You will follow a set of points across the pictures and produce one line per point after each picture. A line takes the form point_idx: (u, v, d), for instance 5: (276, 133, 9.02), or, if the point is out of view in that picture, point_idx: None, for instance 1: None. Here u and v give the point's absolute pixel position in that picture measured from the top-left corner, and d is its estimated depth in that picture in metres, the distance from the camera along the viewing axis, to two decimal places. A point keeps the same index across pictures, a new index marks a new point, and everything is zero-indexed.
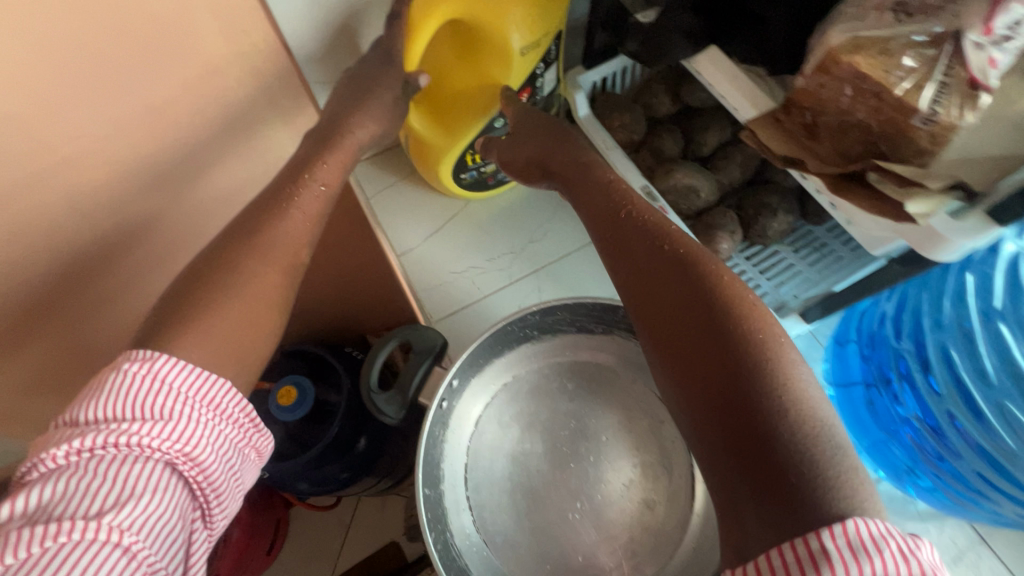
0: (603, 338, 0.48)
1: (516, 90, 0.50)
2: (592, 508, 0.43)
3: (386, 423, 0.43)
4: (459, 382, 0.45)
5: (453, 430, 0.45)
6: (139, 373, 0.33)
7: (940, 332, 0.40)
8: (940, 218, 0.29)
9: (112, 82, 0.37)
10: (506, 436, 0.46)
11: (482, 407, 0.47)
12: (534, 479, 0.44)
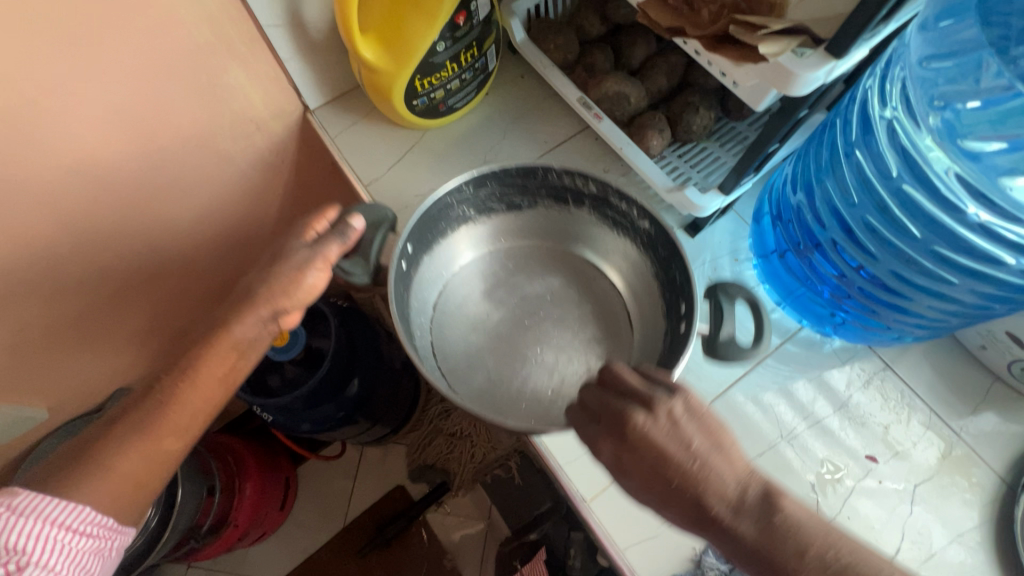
0: (529, 214, 0.60)
1: (451, 13, 0.56)
2: (542, 335, 0.55)
3: (355, 283, 0.54)
4: (417, 252, 0.55)
5: (421, 302, 0.57)
6: (19, 510, 0.38)
7: (821, 176, 0.48)
8: (788, 57, 0.36)
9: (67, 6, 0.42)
10: (464, 307, 0.58)
11: (440, 289, 0.59)
12: (493, 333, 0.56)
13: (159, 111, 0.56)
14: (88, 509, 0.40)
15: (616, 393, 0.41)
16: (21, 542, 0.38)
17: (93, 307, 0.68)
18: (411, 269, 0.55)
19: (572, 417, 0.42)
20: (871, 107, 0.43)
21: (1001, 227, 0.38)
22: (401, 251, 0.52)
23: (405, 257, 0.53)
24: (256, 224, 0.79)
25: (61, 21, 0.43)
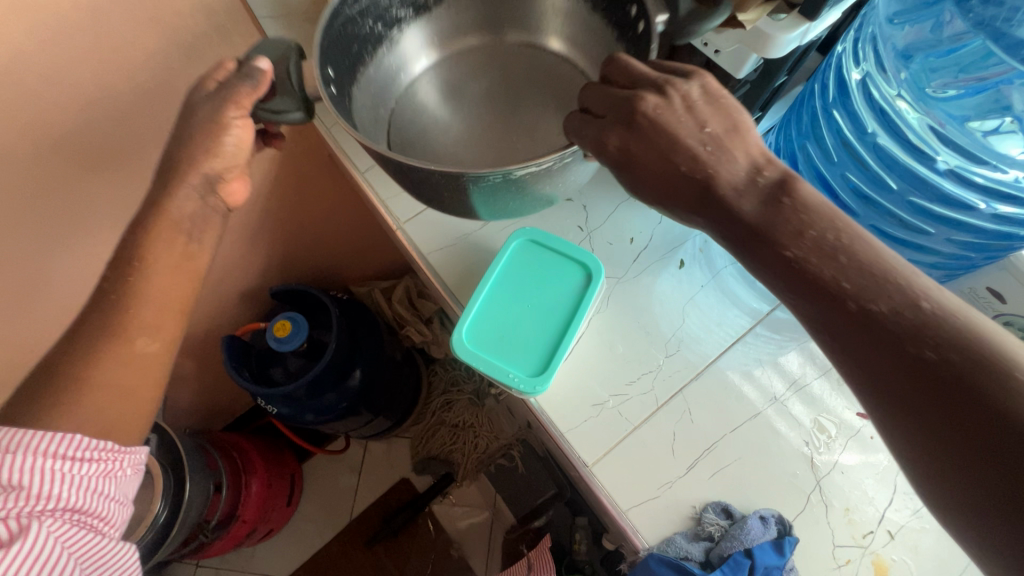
0: (440, 13, 0.58)
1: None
2: (493, 116, 0.55)
3: (298, 121, 0.44)
4: (338, 77, 0.49)
5: (379, 131, 0.55)
6: (9, 448, 0.39)
7: (802, 141, 0.50)
8: (763, 22, 0.38)
9: None
10: (429, 128, 0.56)
11: (396, 118, 0.57)
12: (466, 137, 0.54)
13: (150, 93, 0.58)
14: (79, 436, 0.41)
15: (622, 85, 0.36)
16: (19, 476, 0.38)
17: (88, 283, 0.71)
18: (346, 93, 0.50)
19: (573, 125, 0.36)
20: (845, 68, 0.45)
21: (970, 170, 0.41)
22: (323, 73, 0.45)
23: (330, 84, 0.47)
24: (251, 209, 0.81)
25: None
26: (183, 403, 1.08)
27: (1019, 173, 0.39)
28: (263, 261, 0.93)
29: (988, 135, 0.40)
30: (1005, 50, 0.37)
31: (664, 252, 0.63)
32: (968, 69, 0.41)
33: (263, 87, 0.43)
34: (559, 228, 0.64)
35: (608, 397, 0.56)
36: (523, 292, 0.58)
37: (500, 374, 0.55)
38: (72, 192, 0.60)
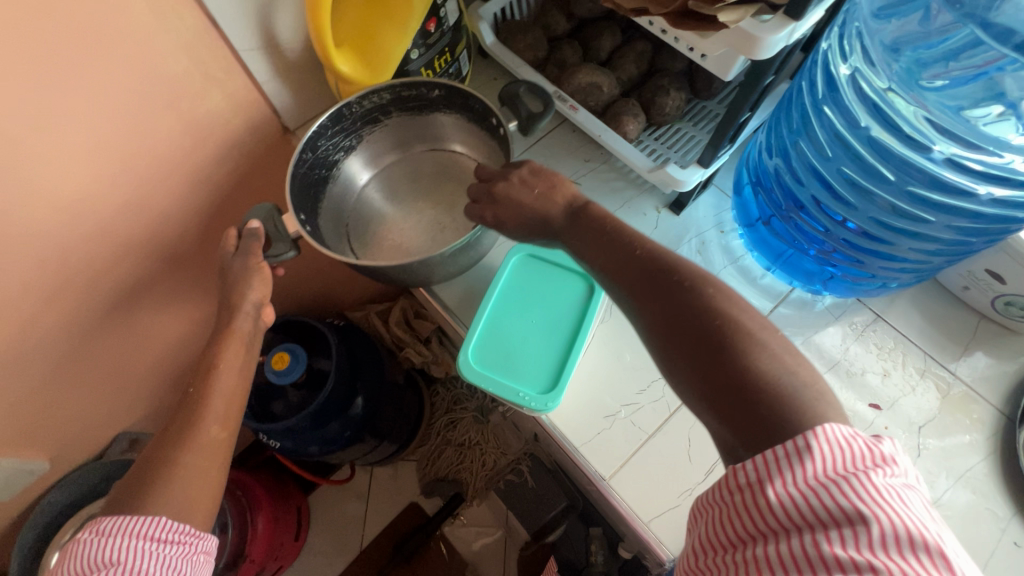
0: (365, 146, 0.66)
1: (422, 22, 0.57)
2: (431, 218, 0.65)
3: (296, 254, 0.54)
4: (309, 219, 0.60)
5: (344, 249, 0.64)
6: (109, 530, 0.41)
7: (792, 138, 0.50)
8: (749, 23, 0.38)
9: (33, 32, 0.44)
10: (386, 230, 0.65)
11: (355, 228, 0.65)
12: (417, 232, 0.64)
13: (130, 132, 0.56)
14: (165, 518, 0.42)
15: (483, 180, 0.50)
16: (113, 556, 0.40)
17: (79, 329, 0.69)
18: (317, 229, 0.61)
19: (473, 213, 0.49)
20: (832, 63, 0.45)
21: (966, 158, 0.41)
22: (298, 219, 0.56)
23: (304, 224, 0.58)
24: None
25: (25, 45, 0.44)
26: None
27: (1015, 157, 0.39)
28: None
29: (979, 123, 0.40)
30: (994, 38, 0.38)
31: None
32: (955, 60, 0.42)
33: (260, 239, 0.53)
34: None
35: (619, 407, 0.56)
36: (527, 309, 0.58)
37: (508, 393, 0.54)
38: (60, 243, 0.58)
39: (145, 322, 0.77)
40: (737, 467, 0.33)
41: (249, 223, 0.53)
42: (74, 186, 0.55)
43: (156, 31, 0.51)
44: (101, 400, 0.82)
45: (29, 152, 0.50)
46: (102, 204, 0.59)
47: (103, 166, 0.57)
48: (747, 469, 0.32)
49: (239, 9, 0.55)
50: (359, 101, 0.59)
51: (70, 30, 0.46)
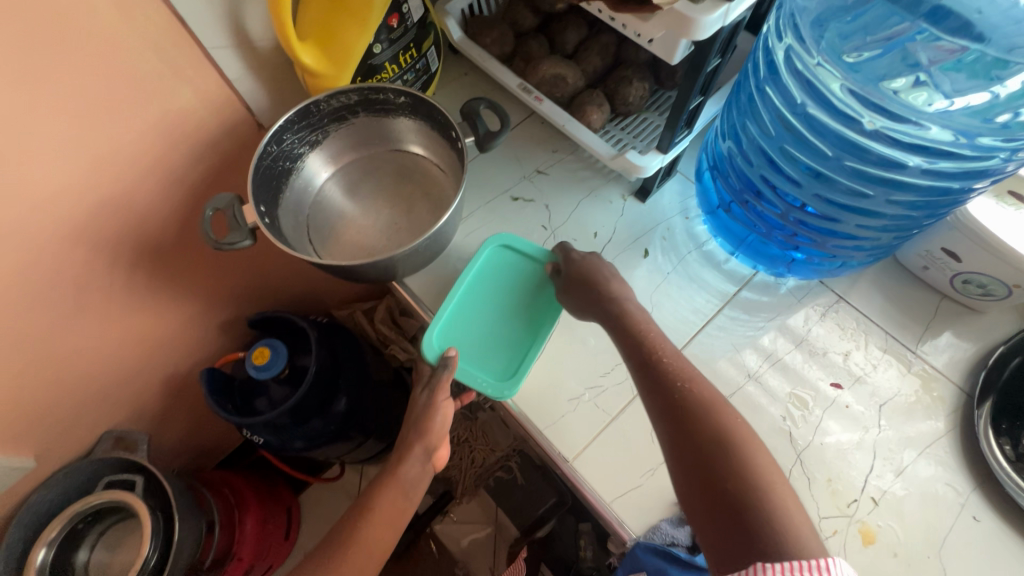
0: (328, 142, 0.67)
1: (384, 16, 0.58)
2: (388, 217, 0.66)
3: (248, 246, 0.57)
4: (269, 211, 0.61)
5: (303, 240, 0.65)
6: None
7: (740, 120, 0.52)
8: (683, 4, 0.39)
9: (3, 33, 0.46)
10: (344, 227, 0.66)
11: (313, 222, 0.67)
12: (374, 232, 0.66)
13: (103, 133, 0.58)
14: None
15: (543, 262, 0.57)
16: None
17: (59, 327, 0.70)
18: (275, 222, 0.61)
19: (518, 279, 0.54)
20: (771, 45, 0.46)
21: (897, 130, 0.41)
22: (257, 210, 0.58)
23: (264, 217, 0.59)
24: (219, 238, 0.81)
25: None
26: (171, 440, 1.06)
27: (939, 128, 0.40)
28: (238, 291, 0.92)
29: (898, 93, 0.42)
30: (908, 7, 0.42)
31: (629, 242, 0.64)
32: (872, 32, 0.44)
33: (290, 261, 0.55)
34: (525, 229, 0.65)
35: (584, 390, 0.57)
36: (492, 298, 0.59)
37: (468, 378, 0.56)
38: (35, 241, 0.60)
39: (125, 319, 0.78)
40: (759, 562, 0.37)
41: (211, 208, 0.56)
42: (46, 185, 0.57)
43: (125, 32, 0.53)
44: (86, 399, 0.84)
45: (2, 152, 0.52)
46: (77, 202, 0.61)
47: (77, 165, 0.58)
48: (775, 570, 0.36)
49: (206, 8, 0.57)
50: (325, 98, 0.61)
51: (38, 31, 0.47)
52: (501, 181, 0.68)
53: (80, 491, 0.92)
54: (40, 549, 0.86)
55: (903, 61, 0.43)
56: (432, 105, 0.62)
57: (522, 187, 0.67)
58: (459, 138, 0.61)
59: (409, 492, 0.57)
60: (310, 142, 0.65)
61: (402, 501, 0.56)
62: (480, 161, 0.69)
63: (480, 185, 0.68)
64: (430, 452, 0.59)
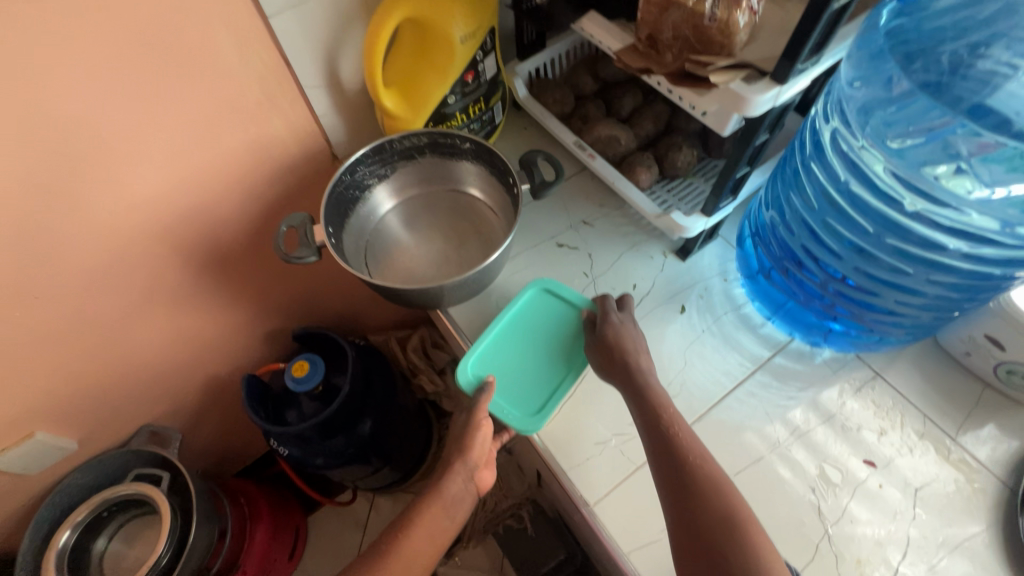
0: (395, 176, 0.73)
1: (461, 72, 0.65)
2: (441, 250, 0.71)
3: (314, 261, 0.62)
4: (335, 232, 0.67)
5: (360, 262, 0.70)
6: None
7: (785, 191, 0.55)
8: (737, 84, 0.43)
9: (144, 59, 0.54)
10: (399, 255, 0.71)
11: (371, 247, 0.72)
12: (427, 262, 0.70)
13: (202, 148, 0.66)
14: None
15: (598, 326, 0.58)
16: None
17: (127, 317, 0.76)
18: (339, 242, 0.67)
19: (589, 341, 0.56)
20: (818, 126, 0.49)
21: (938, 213, 0.43)
22: (325, 231, 0.64)
23: (331, 236, 0.65)
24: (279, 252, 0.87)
25: (136, 69, 0.54)
26: (199, 441, 1.09)
27: (977, 214, 0.42)
28: (287, 305, 0.98)
29: (938, 178, 0.42)
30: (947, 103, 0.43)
31: (666, 297, 0.66)
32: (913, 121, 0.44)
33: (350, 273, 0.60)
34: (567, 275, 0.68)
35: (611, 436, 0.58)
36: (529, 336, 0.62)
37: (498, 410, 0.58)
38: (125, 235, 0.67)
39: (185, 317, 0.84)
40: None
41: (286, 223, 0.62)
42: (145, 187, 0.64)
43: (238, 67, 0.61)
44: (134, 390, 0.89)
45: (118, 155, 0.60)
46: (167, 205, 0.68)
47: (175, 173, 0.66)
48: None
49: (310, 53, 0.65)
50: (400, 138, 0.68)
51: (172, 60, 0.56)
52: (549, 228, 0.72)
53: (110, 478, 0.95)
54: (65, 531, 0.89)
55: (943, 149, 0.42)
56: (494, 152, 0.68)
57: (569, 235, 0.71)
58: (516, 185, 0.66)
59: (452, 510, 0.57)
60: (379, 175, 0.72)
61: (444, 518, 0.57)
62: (531, 207, 0.74)
63: (529, 230, 0.72)
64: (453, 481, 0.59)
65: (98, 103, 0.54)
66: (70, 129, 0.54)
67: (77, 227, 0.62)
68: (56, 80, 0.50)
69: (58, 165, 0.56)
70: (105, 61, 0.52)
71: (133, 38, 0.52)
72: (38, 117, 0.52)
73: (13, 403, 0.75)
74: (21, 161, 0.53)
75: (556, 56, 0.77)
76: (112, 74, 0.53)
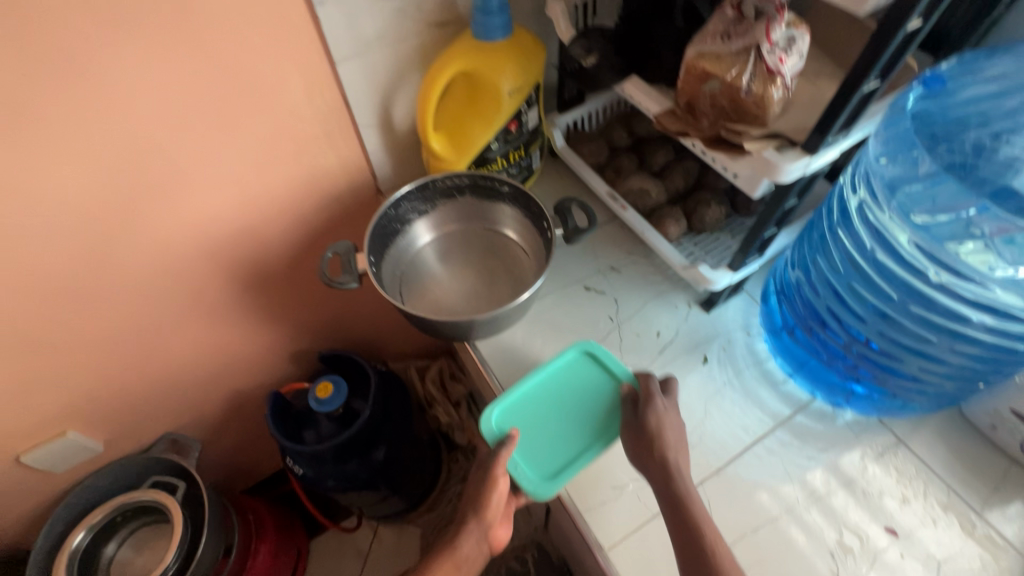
0: (434, 212, 0.77)
1: (505, 121, 0.70)
2: (472, 285, 0.74)
3: (353, 287, 0.65)
4: (375, 261, 0.71)
5: (395, 291, 0.73)
6: None
7: (812, 253, 0.57)
8: (770, 152, 0.46)
9: (222, 94, 0.60)
10: (432, 286, 0.74)
11: (406, 277, 0.75)
12: (459, 296, 0.73)
13: (260, 175, 0.71)
14: None
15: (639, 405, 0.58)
16: None
17: (168, 326, 0.80)
18: (378, 271, 0.70)
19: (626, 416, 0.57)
20: (846, 195, 0.52)
21: (961, 287, 0.45)
22: (366, 260, 0.67)
23: (372, 265, 0.68)
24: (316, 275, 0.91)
25: (214, 103, 0.60)
26: (215, 454, 1.11)
27: (999, 290, 0.43)
28: (317, 327, 1.02)
29: (963, 254, 0.43)
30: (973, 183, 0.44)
31: (689, 347, 0.68)
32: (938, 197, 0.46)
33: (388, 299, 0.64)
34: (592, 318, 0.70)
35: (628, 482, 0.58)
36: (560, 400, 0.62)
37: (512, 465, 0.58)
38: (179, 248, 0.72)
39: (220, 331, 0.88)
40: None
41: (331, 250, 0.66)
42: (205, 207, 0.69)
43: (302, 104, 0.67)
44: (164, 397, 0.92)
45: (186, 176, 0.65)
46: (221, 224, 0.73)
47: (232, 196, 0.71)
48: None
49: (368, 96, 0.71)
50: (443, 177, 0.72)
51: (246, 96, 0.62)
52: (577, 271, 0.75)
53: (127, 483, 0.97)
54: (80, 530, 0.90)
55: (966, 227, 0.44)
56: (530, 196, 0.71)
57: (596, 280, 0.74)
58: (549, 229, 0.70)
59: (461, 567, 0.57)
60: (420, 210, 0.76)
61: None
62: (561, 250, 0.77)
63: (559, 272, 0.75)
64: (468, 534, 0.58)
65: (177, 130, 0.60)
66: (149, 151, 0.60)
67: (139, 238, 0.67)
68: (143, 108, 0.56)
69: (133, 181, 0.61)
70: (188, 94, 0.58)
71: (216, 77, 0.58)
72: (123, 138, 0.57)
73: (53, 399, 0.78)
74: (102, 176, 0.59)
75: (594, 111, 0.82)
76: (193, 105, 0.59)
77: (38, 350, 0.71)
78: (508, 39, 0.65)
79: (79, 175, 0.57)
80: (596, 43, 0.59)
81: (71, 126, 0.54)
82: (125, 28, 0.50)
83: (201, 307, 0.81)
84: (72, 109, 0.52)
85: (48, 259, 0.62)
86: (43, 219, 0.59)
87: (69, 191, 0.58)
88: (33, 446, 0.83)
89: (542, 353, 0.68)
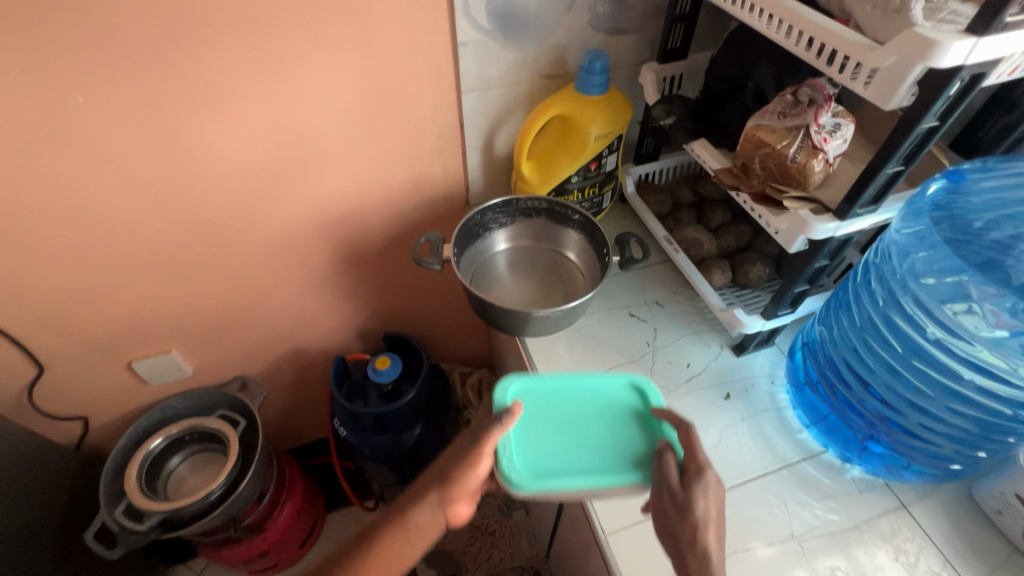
0: (511, 226, 0.90)
1: (587, 161, 0.83)
2: (531, 292, 0.85)
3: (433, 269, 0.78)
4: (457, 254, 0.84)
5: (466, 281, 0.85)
6: None
7: (837, 311, 0.64)
8: (804, 212, 0.55)
9: (374, 102, 0.77)
10: (497, 286, 0.86)
11: (477, 274, 0.87)
12: (519, 298, 0.84)
13: (380, 170, 0.87)
14: None
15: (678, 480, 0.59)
16: None
17: (273, 278, 0.96)
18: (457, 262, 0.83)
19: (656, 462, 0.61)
20: (869, 262, 0.60)
21: (955, 344, 0.52)
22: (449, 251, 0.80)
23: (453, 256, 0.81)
24: (397, 265, 1.05)
25: (366, 108, 0.77)
26: (271, 407, 1.24)
27: (985, 348, 0.50)
28: (386, 312, 1.15)
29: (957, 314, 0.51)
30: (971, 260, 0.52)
31: (714, 382, 0.75)
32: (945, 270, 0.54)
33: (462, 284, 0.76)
34: (631, 340, 0.79)
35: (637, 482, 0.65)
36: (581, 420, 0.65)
37: (505, 441, 0.63)
38: (303, 215, 0.88)
39: (310, 295, 1.03)
40: None
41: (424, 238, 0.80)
42: (333, 187, 0.86)
43: (428, 121, 0.83)
44: (250, 342, 1.07)
45: (328, 159, 0.82)
46: (339, 204, 0.89)
47: (354, 183, 0.87)
48: None
49: (480, 124, 0.86)
50: (526, 198, 0.85)
51: (390, 108, 0.79)
52: (625, 299, 0.84)
53: (199, 410, 1.12)
54: (158, 437, 1.06)
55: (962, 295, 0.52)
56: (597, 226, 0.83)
57: (641, 309, 0.83)
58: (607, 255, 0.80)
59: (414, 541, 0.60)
60: (501, 221, 0.89)
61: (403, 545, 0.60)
62: (614, 279, 0.87)
63: (608, 296, 0.85)
64: (446, 500, 0.61)
65: (334, 123, 0.77)
66: (310, 135, 0.77)
67: (279, 199, 0.84)
68: (317, 101, 0.74)
69: (291, 155, 0.79)
70: (351, 98, 0.75)
71: (374, 88, 0.75)
72: (296, 120, 0.75)
73: (172, 318, 0.95)
74: (272, 146, 0.77)
75: (665, 168, 0.94)
76: (351, 106, 0.76)
77: (178, 273, 0.88)
78: (603, 96, 0.78)
79: (258, 143, 0.76)
80: (677, 107, 0.73)
81: (265, 105, 0.72)
82: (326, 45, 0.69)
83: (303, 270, 0.97)
84: (270, 93, 0.71)
85: (213, 201, 0.80)
86: (222, 170, 0.77)
87: (249, 153, 0.76)
88: (143, 355, 0.99)
89: (581, 359, 0.77)
